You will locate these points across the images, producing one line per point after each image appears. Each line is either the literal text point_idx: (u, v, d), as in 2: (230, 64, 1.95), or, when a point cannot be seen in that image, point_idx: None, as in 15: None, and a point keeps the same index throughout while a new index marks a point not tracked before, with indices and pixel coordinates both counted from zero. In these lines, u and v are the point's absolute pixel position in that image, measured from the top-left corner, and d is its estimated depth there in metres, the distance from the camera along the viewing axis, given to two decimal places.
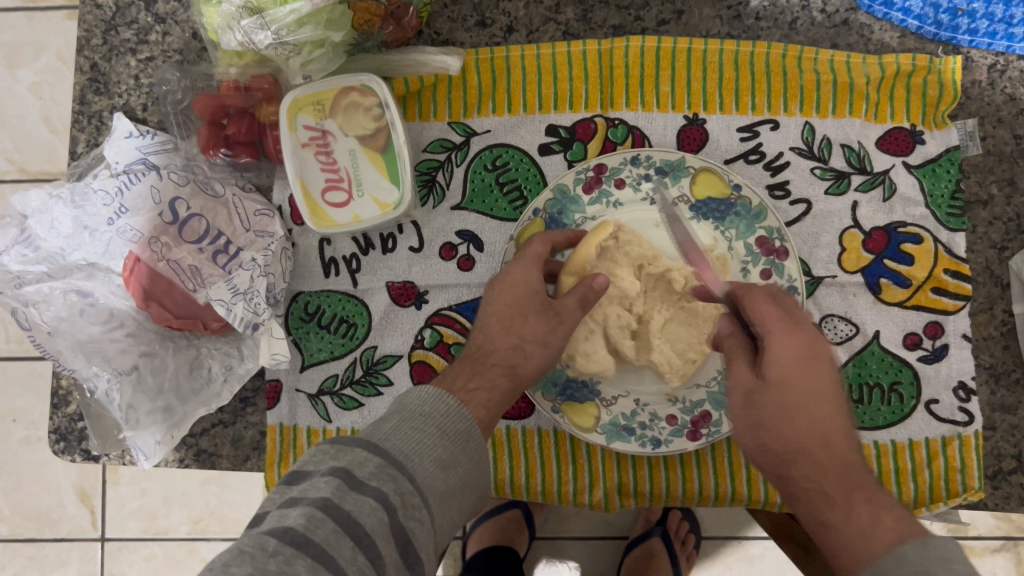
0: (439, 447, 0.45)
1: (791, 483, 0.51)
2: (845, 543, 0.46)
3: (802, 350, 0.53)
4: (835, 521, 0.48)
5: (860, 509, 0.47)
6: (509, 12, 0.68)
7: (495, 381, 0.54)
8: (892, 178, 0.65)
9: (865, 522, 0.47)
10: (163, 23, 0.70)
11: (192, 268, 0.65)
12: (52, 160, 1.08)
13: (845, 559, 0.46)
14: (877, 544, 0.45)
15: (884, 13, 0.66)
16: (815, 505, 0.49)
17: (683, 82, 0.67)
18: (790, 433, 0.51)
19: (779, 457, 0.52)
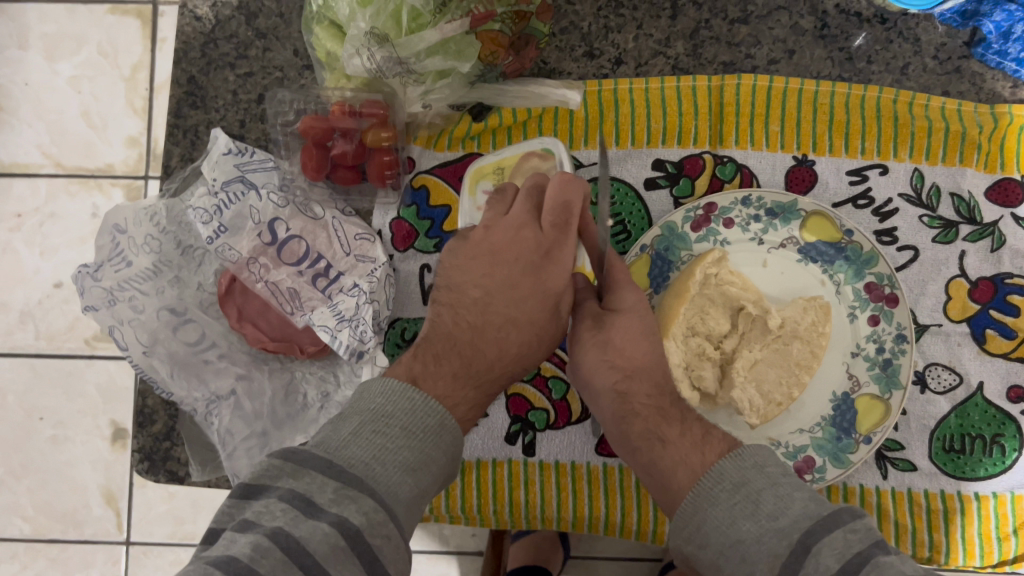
0: (403, 450, 0.43)
1: (629, 401, 0.51)
2: (679, 457, 0.47)
3: (639, 315, 0.53)
4: (672, 435, 0.49)
5: (697, 427, 0.49)
6: (618, 44, 0.67)
7: (471, 351, 0.51)
8: (1001, 230, 0.65)
9: (696, 439, 0.48)
10: (264, 39, 0.69)
11: (291, 290, 0.65)
12: (90, 156, 1.02)
13: (680, 472, 0.46)
14: (685, 476, 0.46)
15: (998, 63, 0.65)
16: (651, 425, 0.50)
17: (794, 122, 0.66)
18: (631, 353, 0.52)
19: (622, 371, 0.52)
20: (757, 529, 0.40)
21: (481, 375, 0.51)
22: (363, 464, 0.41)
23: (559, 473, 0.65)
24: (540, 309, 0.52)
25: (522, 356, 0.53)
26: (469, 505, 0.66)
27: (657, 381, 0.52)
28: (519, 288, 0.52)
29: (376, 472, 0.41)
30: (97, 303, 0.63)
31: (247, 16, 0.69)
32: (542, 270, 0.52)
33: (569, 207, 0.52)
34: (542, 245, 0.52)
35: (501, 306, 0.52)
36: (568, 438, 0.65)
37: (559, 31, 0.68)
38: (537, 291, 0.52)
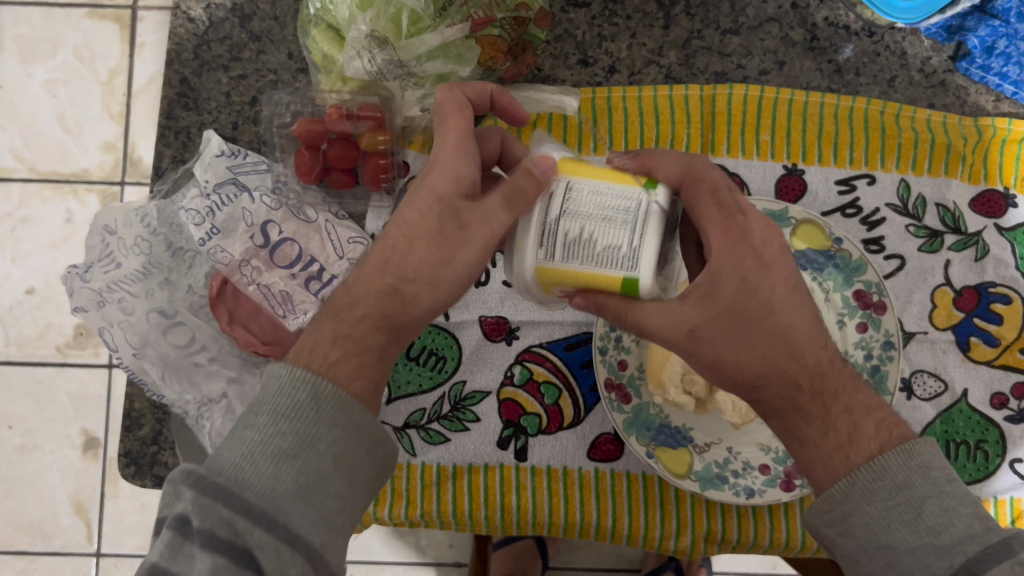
0: (274, 441, 0.37)
1: (765, 404, 0.45)
2: (829, 451, 0.43)
3: (749, 264, 0.43)
4: (816, 436, 0.44)
5: (841, 423, 0.43)
6: (612, 52, 0.68)
7: (351, 303, 0.44)
8: (985, 239, 0.66)
9: (847, 430, 0.43)
10: (258, 41, 0.69)
11: (283, 293, 0.65)
12: (63, 159, 1.01)
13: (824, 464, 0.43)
14: (824, 476, 0.42)
15: (981, 77, 0.67)
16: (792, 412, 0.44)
17: (783, 132, 0.67)
18: (751, 360, 0.43)
19: (751, 384, 0.44)
20: (915, 539, 0.38)
21: (343, 307, 0.44)
22: (234, 467, 0.36)
23: (551, 478, 0.65)
24: (413, 216, 0.43)
25: (394, 264, 0.44)
26: (460, 509, 0.65)
27: (817, 347, 0.44)
28: (403, 208, 0.44)
29: (245, 471, 0.36)
30: (87, 304, 0.64)
31: (241, 18, 0.69)
32: (421, 177, 0.44)
33: (446, 104, 0.45)
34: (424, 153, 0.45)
35: (397, 228, 0.44)
36: (560, 443, 0.66)
37: (553, 39, 0.68)
38: (414, 195, 0.44)
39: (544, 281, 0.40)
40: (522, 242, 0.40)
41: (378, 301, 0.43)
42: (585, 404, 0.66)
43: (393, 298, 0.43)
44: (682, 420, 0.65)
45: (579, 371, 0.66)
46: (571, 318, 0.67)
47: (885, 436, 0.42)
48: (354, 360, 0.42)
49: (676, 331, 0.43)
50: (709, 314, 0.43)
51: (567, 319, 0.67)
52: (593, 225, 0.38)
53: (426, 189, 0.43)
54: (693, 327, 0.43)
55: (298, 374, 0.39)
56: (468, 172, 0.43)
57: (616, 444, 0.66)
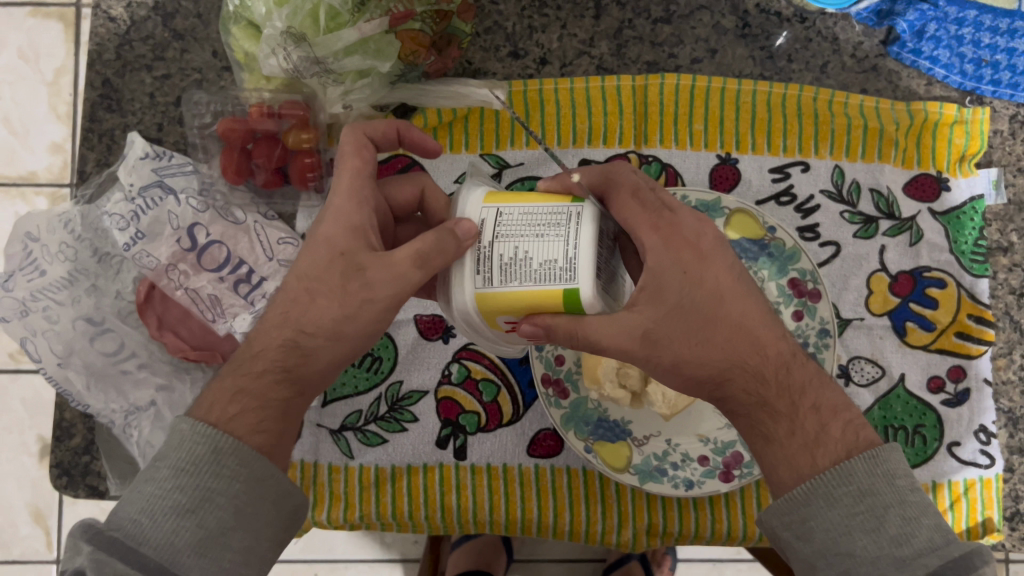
0: (175, 495, 0.38)
1: (729, 401, 0.45)
2: (793, 452, 0.43)
3: (690, 260, 0.44)
4: (782, 435, 0.43)
5: (808, 423, 0.43)
6: (542, 44, 0.67)
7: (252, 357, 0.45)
8: (919, 224, 0.66)
9: (811, 430, 0.43)
10: (181, 40, 0.67)
11: (211, 297, 0.64)
12: (10, 162, 0.99)
13: (786, 465, 0.43)
14: (789, 476, 0.42)
15: (912, 61, 0.67)
16: (755, 413, 0.44)
17: (716, 120, 0.67)
18: (711, 356, 0.44)
19: (714, 381, 0.44)
20: (876, 549, 0.38)
21: (244, 360, 0.44)
22: (131, 522, 0.37)
23: (491, 476, 0.65)
24: (309, 259, 0.45)
25: (293, 318, 0.44)
26: (399, 511, 0.64)
27: (770, 341, 0.45)
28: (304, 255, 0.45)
29: (143, 527, 0.37)
30: (10, 314, 0.62)
31: (164, 17, 0.67)
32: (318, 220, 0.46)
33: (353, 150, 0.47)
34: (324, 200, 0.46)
35: (298, 277, 0.45)
36: (499, 440, 0.65)
37: (483, 31, 0.67)
38: (314, 236, 0.45)
39: (483, 310, 0.42)
40: (459, 278, 0.42)
41: (279, 356, 0.44)
42: (523, 400, 0.65)
43: (293, 356, 0.44)
44: (620, 413, 0.64)
45: (517, 367, 0.66)
46: None
47: (850, 439, 0.43)
48: (255, 416, 0.42)
49: (629, 332, 0.43)
50: (658, 313, 0.44)
51: None
52: (527, 243, 0.40)
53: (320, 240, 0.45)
54: (647, 329, 0.44)
55: (201, 428, 0.40)
56: (361, 220, 0.45)
57: (556, 440, 0.65)
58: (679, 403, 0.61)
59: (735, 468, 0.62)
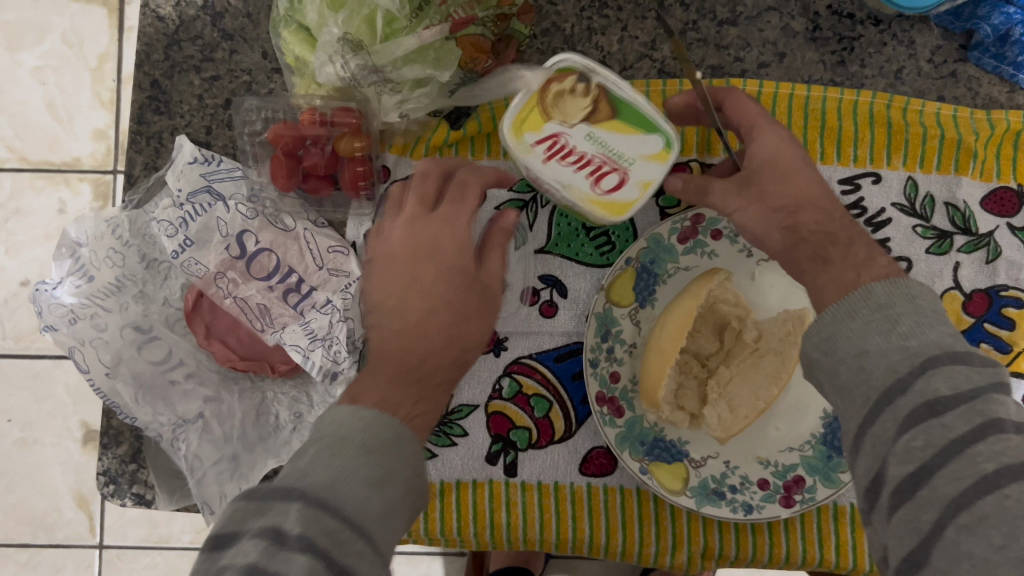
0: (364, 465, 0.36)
1: (797, 231, 0.46)
2: (837, 277, 0.43)
3: (790, 138, 0.50)
4: (839, 256, 0.44)
5: (859, 253, 0.44)
6: (602, 46, 0.65)
7: (400, 356, 0.46)
8: (996, 240, 0.63)
9: (861, 258, 0.44)
10: (231, 40, 0.65)
11: (261, 306, 0.63)
12: (55, 149, 1.04)
13: (830, 289, 0.42)
14: (835, 292, 0.42)
15: (995, 67, 0.63)
16: (814, 247, 0.45)
17: (784, 128, 0.64)
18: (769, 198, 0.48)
19: (786, 211, 0.47)
20: None
21: (418, 370, 0.46)
22: (324, 486, 0.34)
23: (542, 494, 0.63)
24: (411, 274, 0.50)
25: (457, 337, 0.48)
26: (449, 527, 0.63)
27: (827, 210, 0.47)
28: (420, 275, 0.50)
29: (339, 490, 0.34)
30: (58, 321, 0.61)
31: (213, 16, 0.66)
32: (391, 250, 0.51)
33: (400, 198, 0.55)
34: (398, 234, 0.52)
35: (417, 297, 0.49)
36: (551, 457, 0.63)
37: (540, 33, 0.65)
38: (404, 256, 0.50)
39: None
40: None
41: (451, 368, 0.48)
42: (576, 416, 0.63)
43: (457, 367, 0.49)
44: (676, 433, 0.62)
45: (570, 383, 0.63)
46: (562, 329, 0.64)
47: (883, 271, 0.42)
48: (429, 414, 0.44)
49: (732, 185, 0.50)
50: (759, 171, 0.49)
51: (557, 328, 0.64)
52: None
53: (436, 258, 0.50)
54: (744, 181, 0.49)
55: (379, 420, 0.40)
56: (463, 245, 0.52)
57: (609, 458, 0.63)
58: (733, 426, 0.59)
59: (796, 492, 0.60)
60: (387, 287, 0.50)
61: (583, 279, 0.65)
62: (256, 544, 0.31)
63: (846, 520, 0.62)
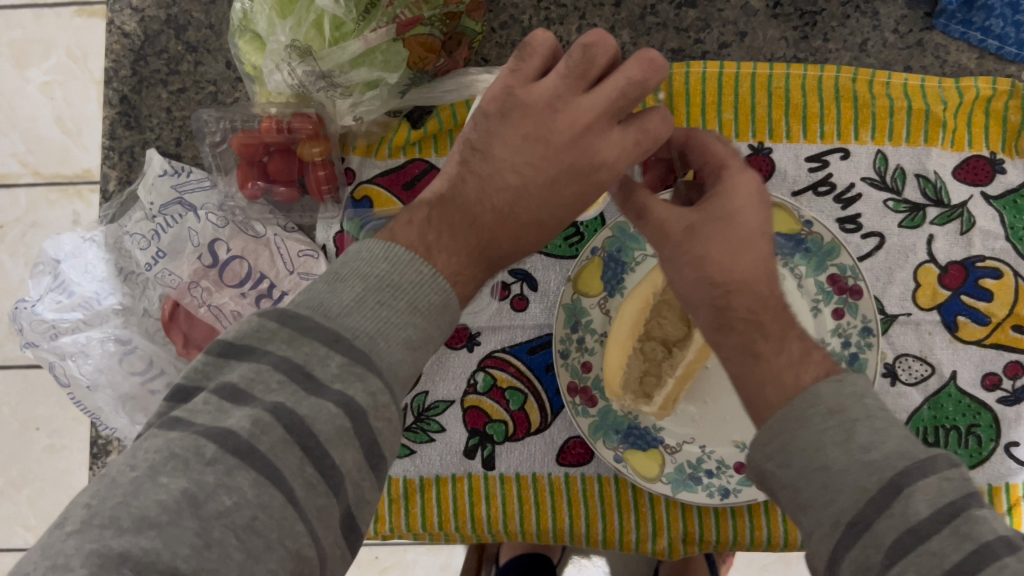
0: (407, 327, 0.34)
1: (727, 314, 0.42)
2: (772, 373, 0.39)
3: (760, 196, 0.45)
4: (770, 352, 0.41)
5: (795, 346, 0.41)
6: (561, 37, 0.64)
7: (490, 239, 0.42)
8: (970, 210, 0.62)
9: (796, 354, 0.40)
10: (195, 52, 0.66)
11: (234, 313, 0.63)
12: (68, 162, 1.02)
13: (770, 388, 0.39)
14: (776, 400, 0.38)
15: (962, 33, 0.62)
16: (746, 335, 0.42)
17: (747, 108, 0.63)
18: (734, 265, 0.43)
19: (722, 288, 0.43)
20: None
21: (484, 251, 0.42)
22: (367, 338, 0.32)
23: (521, 485, 0.63)
24: (564, 179, 0.42)
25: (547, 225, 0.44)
26: (430, 521, 0.64)
27: (763, 298, 0.43)
28: (557, 181, 0.42)
29: (378, 347, 0.32)
30: (40, 336, 0.63)
31: (177, 29, 0.66)
32: (537, 130, 0.42)
33: (586, 53, 0.41)
34: (540, 107, 0.42)
35: (527, 198, 0.42)
36: (528, 449, 0.64)
37: (499, 26, 0.64)
38: (527, 154, 0.42)
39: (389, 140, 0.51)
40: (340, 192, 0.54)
41: (512, 248, 0.43)
42: (551, 408, 0.64)
43: (526, 255, 0.45)
44: (652, 420, 0.62)
45: (544, 375, 0.64)
46: (533, 322, 0.65)
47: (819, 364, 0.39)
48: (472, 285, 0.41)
49: (690, 263, 0.44)
50: (704, 229, 0.44)
51: (528, 321, 0.65)
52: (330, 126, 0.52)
53: (601, 167, 0.42)
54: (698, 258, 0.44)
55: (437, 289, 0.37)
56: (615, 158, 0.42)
57: (587, 448, 0.64)
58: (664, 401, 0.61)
59: None
60: (494, 153, 0.43)
61: (552, 272, 0.65)
62: (278, 397, 0.29)
63: None
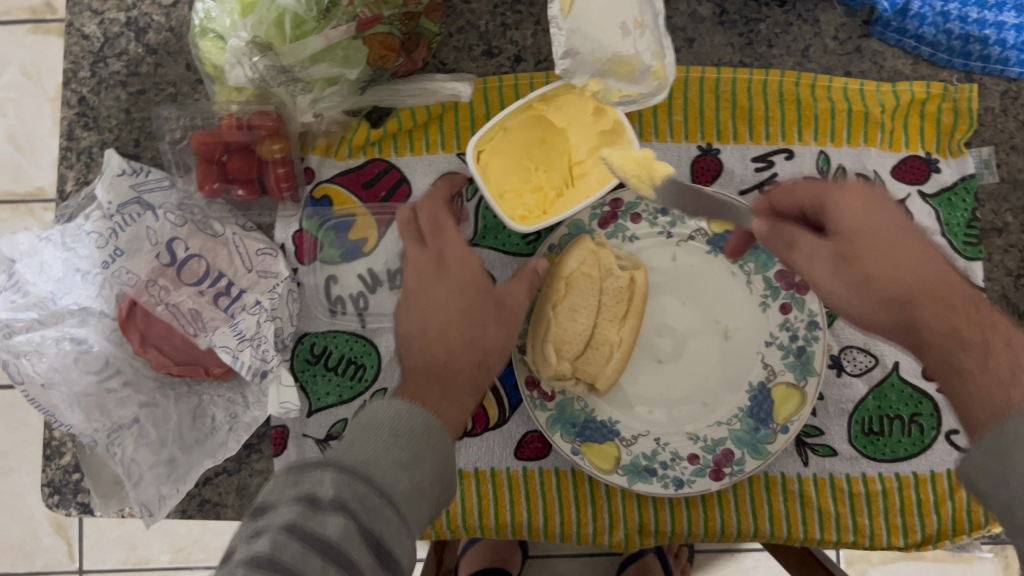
0: (398, 448, 0.42)
1: (918, 330, 0.43)
2: (978, 393, 0.39)
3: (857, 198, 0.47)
4: (974, 365, 0.41)
5: (1001, 350, 0.41)
6: (517, 41, 0.66)
7: (447, 371, 0.50)
8: (908, 208, 0.64)
9: (1008, 366, 0.40)
10: (155, 54, 0.67)
11: (192, 311, 0.63)
12: (18, 180, 1.00)
13: (999, 391, 0.39)
14: (984, 413, 0.38)
15: (897, 40, 0.65)
16: (942, 348, 0.42)
17: (696, 110, 0.65)
18: (903, 267, 0.45)
19: (895, 300, 0.44)
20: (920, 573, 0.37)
21: (444, 373, 0.50)
22: (359, 461, 0.41)
23: (479, 480, 0.64)
24: (468, 307, 0.53)
25: (478, 343, 0.52)
26: None
27: (942, 294, 0.43)
28: (454, 318, 0.53)
29: (373, 466, 0.41)
30: None
31: (137, 32, 0.67)
32: (448, 278, 0.54)
33: (433, 218, 0.58)
34: (421, 272, 0.56)
35: (455, 331, 0.52)
36: (486, 443, 0.64)
37: (455, 31, 0.66)
38: (452, 296, 0.54)
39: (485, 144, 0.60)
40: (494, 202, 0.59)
41: (474, 372, 0.51)
42: (511, 402, 0.64)
43: (481, 372, 0.52)
44: (607, 413, 0.63)
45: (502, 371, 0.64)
46: None
47: (1019, 362, 0.40)
48: (454, 410, 0.48)
49: (826, 259, 0.48)
50: (852, 243, 0.46)
51: None
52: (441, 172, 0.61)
53: (482, 288, 0.55)
54: (891, 239, 0.45)
55: (416, 408, 0.45)
56: (475, 280, 0.55)
57: (544, 443, 0.65)
58: (591, 367, 0.60)
59: (726, 465, 0.62)
60: (413, 320, 0.53)
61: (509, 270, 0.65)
62: (289, 516, 0.36)
63: (778, 491, 0.63)
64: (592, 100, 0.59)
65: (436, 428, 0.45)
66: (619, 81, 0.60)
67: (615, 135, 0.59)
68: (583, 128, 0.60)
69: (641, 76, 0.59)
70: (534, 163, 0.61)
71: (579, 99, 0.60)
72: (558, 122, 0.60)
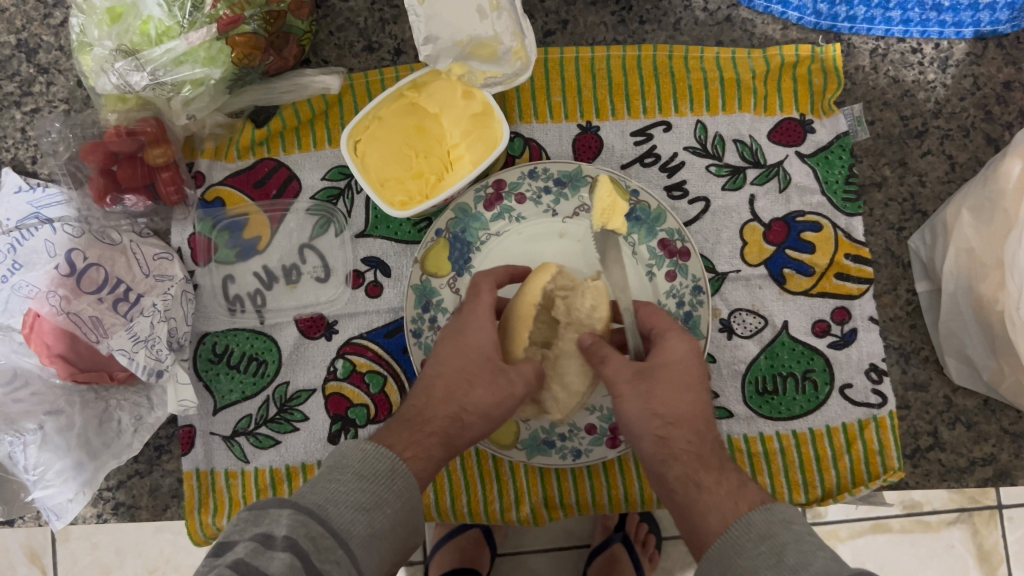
0: (357, 491, 0.43)
1: (669, 446, 0.47)
2: (713, 505, 0.44)
3: (694, 350, 0.51)
4: (711, 483, 0.45)
5: (730, 479, 0.46)
6: (396, 34, 0.67)
7: (422, 421, 0.50)
8: (786, 169, 0.66)
9: (734, 487, 0.45)
10: (46, 73, 0.69)
11: (93, 319, 0.62)
12: None
13: (711, 518, 0.43)
14: (716, 521, 0.43)
15: (765, 7, 0.66)
16: (690, 467, 0.46)
17: (575, 91, 0.67)
18: (672, 396, 0.49)
19: (664, 420, 0.48)
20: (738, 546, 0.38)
21: (416, 421, 0.50)
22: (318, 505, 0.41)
23: None
24: (468, 364, 0.52)
25: (463, 403, 0.50)
26: None
27: (699, 431, 0.48)
28: (450, 367, 0.52)
29: (329, 511, 0.41)
30: None
31: (27, 53, 0.69)
32: (462, 338, 0.54)
33: (475, 286, 0.57)
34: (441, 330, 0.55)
35: (444, 388, 0.51)
36: None
37: (335, 29, 0.67)
38: (458, 353, 0.53)
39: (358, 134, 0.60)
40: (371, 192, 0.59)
41: (450, 430, 0.50)
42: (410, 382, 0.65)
43: (459, 434, 0.50)
44: None
45: (401, 356, 0.65)
46: (387, 305, 0.66)
47: (736, 490, 0.45)
48: (421, 463, 0.47)
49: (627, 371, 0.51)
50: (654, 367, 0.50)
51: (383, 306, 0.66)
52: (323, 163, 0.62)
53: (480, 348, 0.53)
54: (676, 380, 0.50)
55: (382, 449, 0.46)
56: (485, 344, 0.53)
57: None
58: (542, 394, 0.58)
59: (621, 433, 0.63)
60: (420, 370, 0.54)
61: (403, 258, 0.66)
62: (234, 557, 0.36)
63: None
64: (460, 84, 0.61)
65: (402, 471, 0.45)
66: (482, 64, 0.61)
67: (487, 117, 0.61)
68: (455, 112, 0.62)
69: (503, 57, 0.61)
70: (414, 149, 0.62)
71: (448, 86, 0.62)
72: (431, 107, 0.62)
